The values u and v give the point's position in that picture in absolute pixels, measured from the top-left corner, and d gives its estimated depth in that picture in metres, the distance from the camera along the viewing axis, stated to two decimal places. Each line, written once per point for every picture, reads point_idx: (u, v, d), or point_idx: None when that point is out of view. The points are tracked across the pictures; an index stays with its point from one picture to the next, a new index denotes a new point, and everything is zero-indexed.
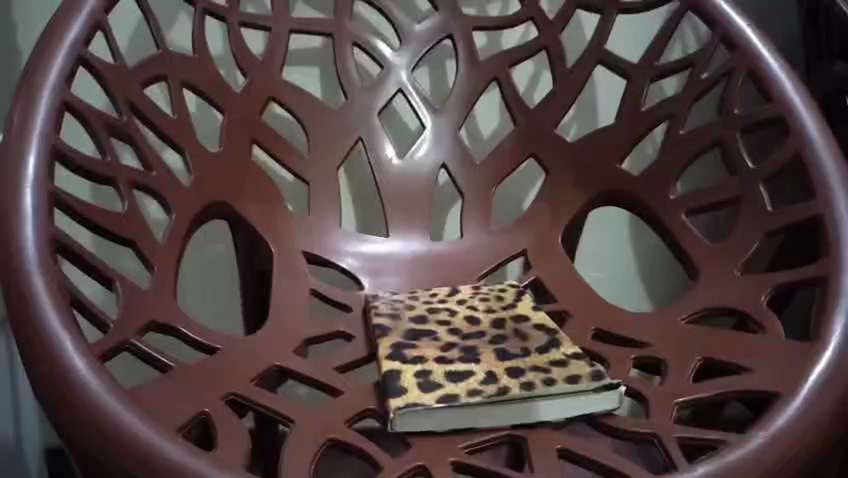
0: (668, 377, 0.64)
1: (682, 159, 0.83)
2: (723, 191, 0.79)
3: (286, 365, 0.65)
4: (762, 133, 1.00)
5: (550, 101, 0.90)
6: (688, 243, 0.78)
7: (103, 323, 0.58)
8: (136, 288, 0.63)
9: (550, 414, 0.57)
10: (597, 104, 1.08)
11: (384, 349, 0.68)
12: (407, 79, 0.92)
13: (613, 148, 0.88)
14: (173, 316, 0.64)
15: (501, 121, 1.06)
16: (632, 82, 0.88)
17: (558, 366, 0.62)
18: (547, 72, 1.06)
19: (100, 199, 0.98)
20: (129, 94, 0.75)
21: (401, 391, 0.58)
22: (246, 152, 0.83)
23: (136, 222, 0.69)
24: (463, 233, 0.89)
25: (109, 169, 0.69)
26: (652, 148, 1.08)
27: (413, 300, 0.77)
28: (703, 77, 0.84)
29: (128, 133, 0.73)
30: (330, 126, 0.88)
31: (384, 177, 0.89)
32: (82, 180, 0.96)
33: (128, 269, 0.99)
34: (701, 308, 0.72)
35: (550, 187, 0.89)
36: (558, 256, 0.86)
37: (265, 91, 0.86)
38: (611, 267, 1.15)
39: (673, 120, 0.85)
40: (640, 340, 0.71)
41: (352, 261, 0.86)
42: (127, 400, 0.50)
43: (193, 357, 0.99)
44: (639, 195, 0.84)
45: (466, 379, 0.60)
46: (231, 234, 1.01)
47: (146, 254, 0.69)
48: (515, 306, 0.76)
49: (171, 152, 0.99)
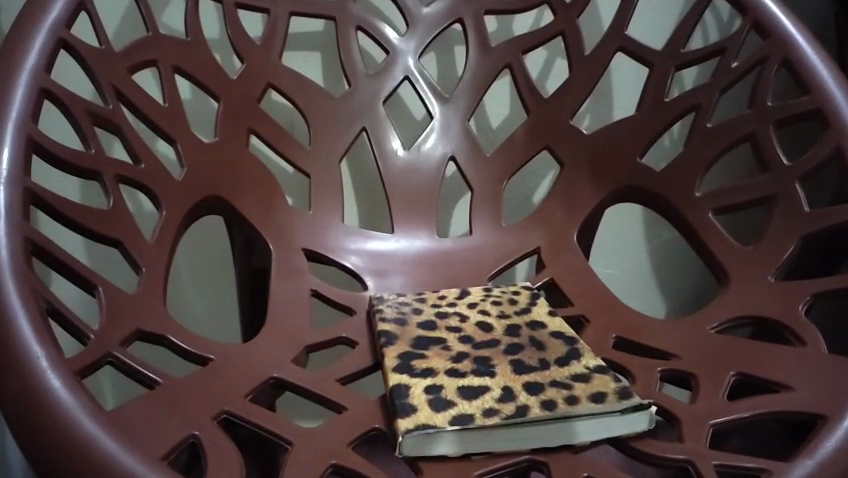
0: (697, 391, 0.59)
1: (707, 154, 0.78)
2: (754, 189, 0.73)
3: (283, 377, 0.60)
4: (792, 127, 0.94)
5: (566, 91, 0.85)
6: (715, 244, 0.73)
7: (84, 335, 0.52)
8: (120, 293, 0.57)
9: (581, 435, 0.52)
10: (614, 95, 1.02)
11: (390, 360, 0.61)
12: (414, 66, 0.86)
13: (633, 141, 0.82)
14: (161, 323, 0.59)
15: (513, 112, 1.01)
16: (655, 71, 0.82)
17: (581, 382, 0.57)
18: (561, 59, 1.00)
19: (88, 197, 0.92)
20: (116, 82, 0.69)
21: (410, 409, 0.53)
22: (242, 143, 0.78)
23: (123, 220, 0.63)
24: (472, 230, 0.83)
25: (93, 162, 0.63)
26: (671, 141, 1.03)
27: (420, 305, 0.73)
28: (731, 67, 0.79)
29: (115, 123, 0.68)
30: (332, 116, 0.83)
31: (389, 171, 0.84)
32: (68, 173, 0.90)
33: (116, 277, 0.95)
34: (733, 316, 0.67)
35: (565, 183, 0.84)
36: (576, 255, 0.81)
37: (262, 78, 0.80)
38: (625, 268, 1.11)
39: (700, 112, 0.79)
40: (666, 351, 0.65)
41: (356, 260, 0.80)
42: (106, 422, 0.45)
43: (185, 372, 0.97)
44: (663, 193, 0.79)
45: (480, 396, 0.55)
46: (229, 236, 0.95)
47: (134, 255, 0.63)
48: (529, 312, 0.71)
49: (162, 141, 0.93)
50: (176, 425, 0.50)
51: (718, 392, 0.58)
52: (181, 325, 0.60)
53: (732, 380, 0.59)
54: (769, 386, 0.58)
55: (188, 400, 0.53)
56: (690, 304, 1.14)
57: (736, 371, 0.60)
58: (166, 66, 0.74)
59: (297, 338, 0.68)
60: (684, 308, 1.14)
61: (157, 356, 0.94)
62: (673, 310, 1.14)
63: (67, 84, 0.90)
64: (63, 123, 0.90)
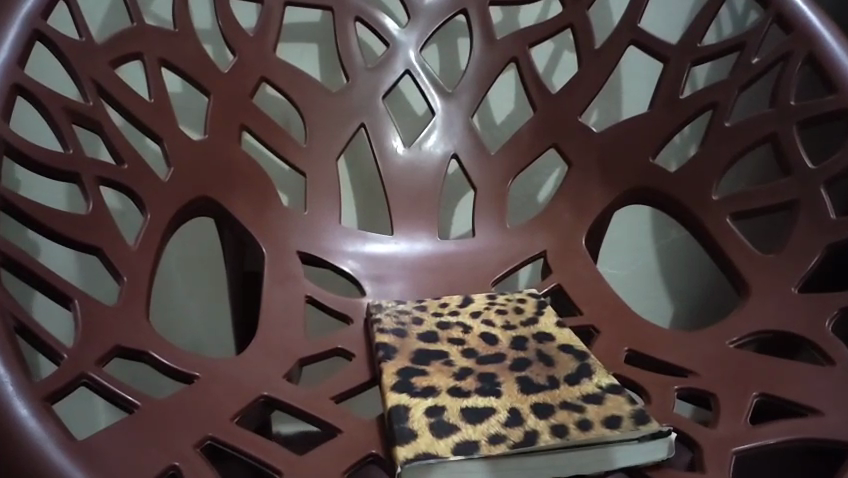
0: (717, 413, 0.55)
1: (725, 155, 0.74)
2: (776, 193, 0.69)
3: (274, 395, 0.56)
4: (817, 128, 0.90)
5: (576, 87, 0.81)
6: (735, 252, 0.69)
7: (56, 354, 0.48)
8: (97, 305, 0.53)
9: (614, 462, 0.48)
10: (624, 91, 0.98)
11: (389, 377, 0.57)
12: (415, 60, 0.82)
13: (646, 140, 0.78)
14: (142, 338, 0.55)
15: (519, 108, 0.96)
16: (670, 67, 0.78)
17: (593, 404, 0.53)
18: (569, 52, 0.95)
19: (74, 204, 0.88)
20: (97, 76, 0.65)
21: (410, 435, 0.49)
22: (233, 141, 0.73)
23: (103, 225, 0.59)
24: (475, 233, 0.79)
25: (70, 163, 0.59)
26: (683, 140, 0.99)
27: (421, 314, 0.69)
28: (752, 63, 0.74)
29: (96, 121, 0.63)
30: (328, 113, 0.79)
31: (388, 170, 0.80)
32: (51, 179, 0.85)
33: (99, 291, 0.91)
34: (754, 330, 0.63)
35: (574, 184, 0.79)
36: (586, 261, 0.77)
37: (255, 72, 0.76)
38: (632, 273, 1.07)
39: (718, 110, 0.75)
40: (682, 367, 0.62)
41: (354, 264, 0.76)
42: (76, 453, 0.41)
43: (168, 391, 0.93)
44: (678, 195, 0.75)
45: (486, 420, 0.51)
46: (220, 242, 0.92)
47: (114, 263, 0.59)
48: (536, 323, 0.67)
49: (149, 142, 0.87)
50: (155, 455, 0.46)
51: (740, 416, 0.54)
52: (164, 338, 0.56)
53: (755, 401, 0.56)
54: (794, 409, 0.54)
55: (170, 424, 0.49)
56: (699, 308, 1.10)
57: (759, 392, 0.56)
58: (152, 58, 0.70)
59: (290, 351, 0.64)
60: (692, 312, 1.10)
61: (139, 377, 0.92)
62: (678, 317, 1.10)
63: (42, 77, 0.82)
64: (38, 122, 0.83)
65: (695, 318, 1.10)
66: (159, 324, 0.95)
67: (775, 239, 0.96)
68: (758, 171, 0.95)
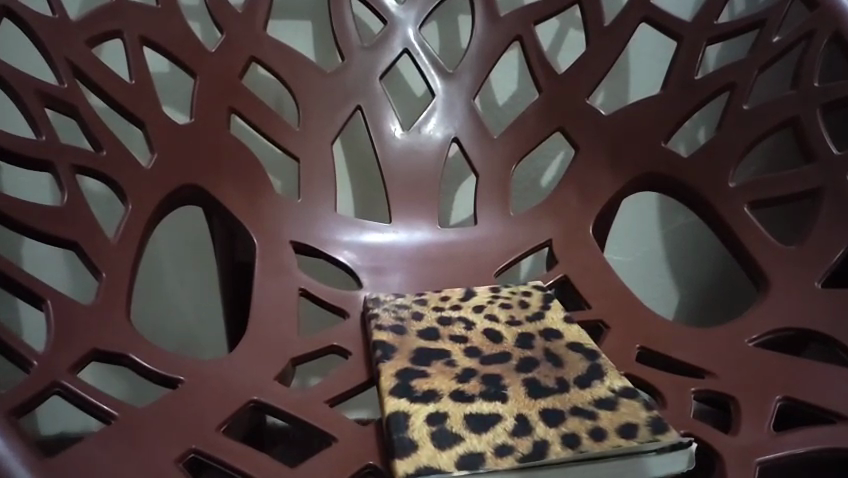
0: (738, 419, 0.52)
1: (743, 141, 0.70)
2: (799, 181, 0.66)
3: (264, 400, 0.53)
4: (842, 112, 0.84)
5: (584, 66, 0.76)
6: (754, 244, 0.65)
7: (25, 362, 0.45)
8: (72, 304, 0.50)
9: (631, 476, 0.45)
10: (632, 71, 0.93)
11: (386, 380, 0.54)
12: (414, 38, 0.77)
13: (658, 123, 0.74)
14: (120, 339, 0.51)
15: (523, 88, 0.92)
16: (684, 45, 0.74)
17: (606, 410, 0.49)
18: (575, 30, 0.90)
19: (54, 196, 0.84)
20: (71, 57, 0.62)
21: (410, 447, 0.46)
22: (221, 124, 0.69)
23: (79, 217, 0.56)
24: (477, 222, 0.75)
25: (43, 150, 0.56)
26: (692, 124, 0.94)
27: (421, 309, 0.65)
28: (773, 42, 0.71)
29: (71, 104, 0.60)
30: (322, 94, 0.74)
31: (385, 154, 0.75)
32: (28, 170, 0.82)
33: (74, 290, 0.87)
34: (776, 327, 0.60)
35: (581, 169, 0.75)
36: (595, 251, 0.72)
37: (244, 50, 0.71)
38: (639, 260, 1.03)
39: (736, 92, 0.71)
40: (699, 368, 0.58)
41: (351, 255, 0.72)
42: (44, 471, 0.38)
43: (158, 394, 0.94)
44: (693, 183, 0.71)
45: (491, 429, 0.48)
46: (207, 235, 0.91)
47: (91, 258, 0.55)
48: (543, 319, 0.63)
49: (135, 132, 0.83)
50: (133, 469, 0.43)
51: (763, 423, 0.50)
52: (145, 339, 0.53)
53: (778, 405, 0.52)
54: (822, 416, 0.51)
55: (150, 434, 0.46)
56: (710, 301, 1.05)
57: (782, 396, 0.53)
58: (132, 37, 0.66)
59: (281, 350, 0.60)
60: (702, 304, 1.06)
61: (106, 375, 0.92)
62: (686, 305, 1.06)
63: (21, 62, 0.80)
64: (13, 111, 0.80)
65: (706, 311, 1.06)
66: (148, 324, 0.94)
67: (794, 230, 0.90)
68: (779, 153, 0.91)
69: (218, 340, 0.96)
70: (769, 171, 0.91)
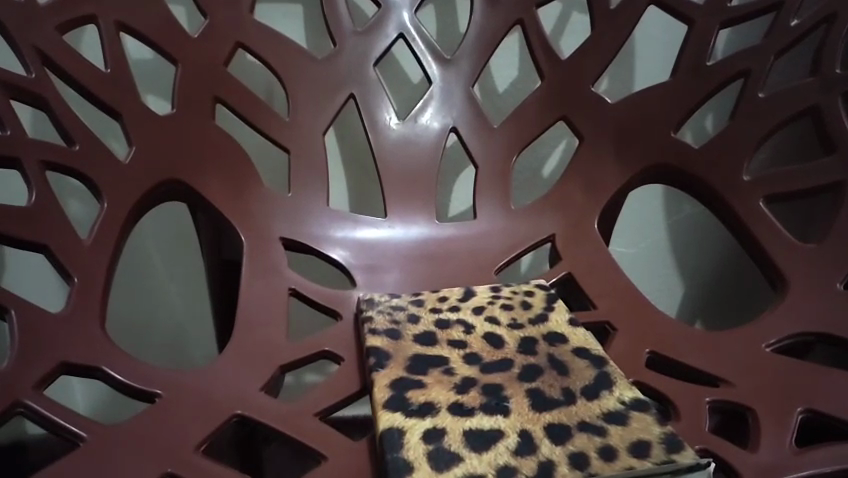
0: (755, 433, 0.49)
1: (757, 131, 0.66)
2: (819, 174, 0.63)
3: (248, 414, 0.50)
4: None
5: (588, 52, 0.72)
6: (769, 242, 0.62)
7: None
8: (39, 314, 0.48)
9: None
10: (638, 57, 0.89)
11: (380, 392, 0.50)
12: (410, 22, 0.73)
13: (667, 112, 0.70)
14: (91, 350, 0.49)
15: (523, 75, 0.87)
16: (695, 29, 0.70)
17: (616, 425, 0.46)
18: (579, 13, 0.86)
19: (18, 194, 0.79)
20: (40, 44, 0.58)
21: (405, 469, 0.42)
22: (203, 114, 0.65)
23: (50, 218, 0.52)
24: (476, 216, 0.71)
25: (10, 146, 0.52)
26: (699, 113, 0.90)
27: (417, 311, 0.61)
28: (791, 26, 0.67)
29: (40, 95, 0.56)
30: (311, 82, 0.70)
31: (380, 145, 0.71)
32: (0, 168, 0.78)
33: (43, 296, 0.83)
34: (794, 332, 0.57)
35: (586, 161, 0.71)
36: (601, 247, 0.68)
37: (229, 36, 0.67)
38: (644, 251, 0.99)
39: (750, 79, 0.67)
40: (714, 376, 0.55)
41: (344, 252, 0.68)
42: None
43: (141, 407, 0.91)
44: (706, 176, 0.67)
45: (492, 447, 0.44)
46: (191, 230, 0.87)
47: (63, 262, 0.52)
48: (547, 321, 0.59)
49: (115, 132, 0.79)
50: None
51: (785, 437, 0.47)
52: (119, 348, 0.50)
53: (800, 418, 0.49)
54: None
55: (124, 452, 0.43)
56: (717, 294, 1.02)
57: (804, 408, 0.50)
58: (108, 23, 0.62)
59: (268, 357, 0.56)
60: (710, 297, 1.02)
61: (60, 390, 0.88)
62: (691, 297, 1.02)
63: None
64: None
65: (712, 304, 1.03)
66: (124, 322, 0.90)
67: (816, 226, 0.85)
68: (796, 144, 0.86)
69: (200, 341, 0.93)
70: (788, 162, 0.87)
